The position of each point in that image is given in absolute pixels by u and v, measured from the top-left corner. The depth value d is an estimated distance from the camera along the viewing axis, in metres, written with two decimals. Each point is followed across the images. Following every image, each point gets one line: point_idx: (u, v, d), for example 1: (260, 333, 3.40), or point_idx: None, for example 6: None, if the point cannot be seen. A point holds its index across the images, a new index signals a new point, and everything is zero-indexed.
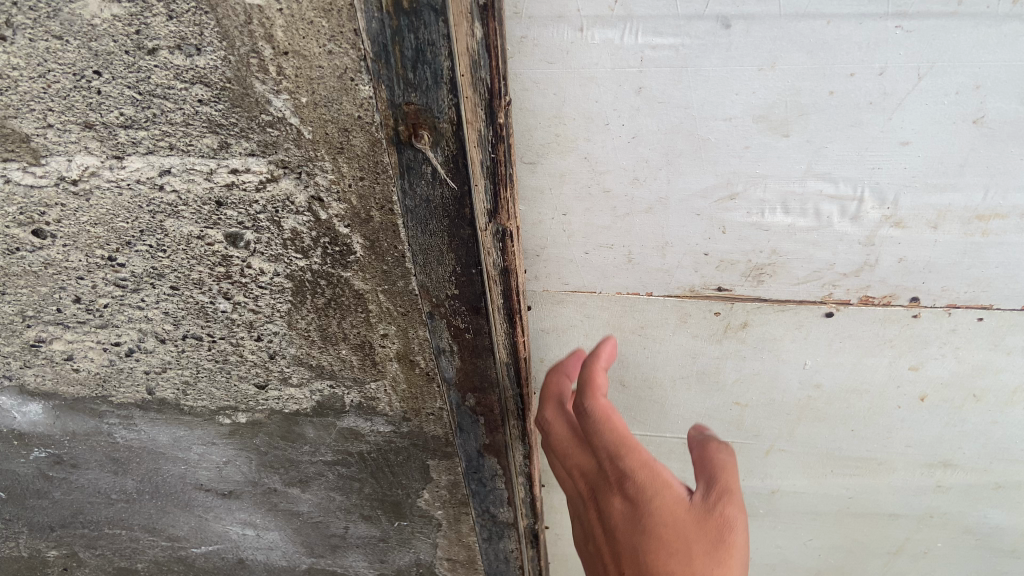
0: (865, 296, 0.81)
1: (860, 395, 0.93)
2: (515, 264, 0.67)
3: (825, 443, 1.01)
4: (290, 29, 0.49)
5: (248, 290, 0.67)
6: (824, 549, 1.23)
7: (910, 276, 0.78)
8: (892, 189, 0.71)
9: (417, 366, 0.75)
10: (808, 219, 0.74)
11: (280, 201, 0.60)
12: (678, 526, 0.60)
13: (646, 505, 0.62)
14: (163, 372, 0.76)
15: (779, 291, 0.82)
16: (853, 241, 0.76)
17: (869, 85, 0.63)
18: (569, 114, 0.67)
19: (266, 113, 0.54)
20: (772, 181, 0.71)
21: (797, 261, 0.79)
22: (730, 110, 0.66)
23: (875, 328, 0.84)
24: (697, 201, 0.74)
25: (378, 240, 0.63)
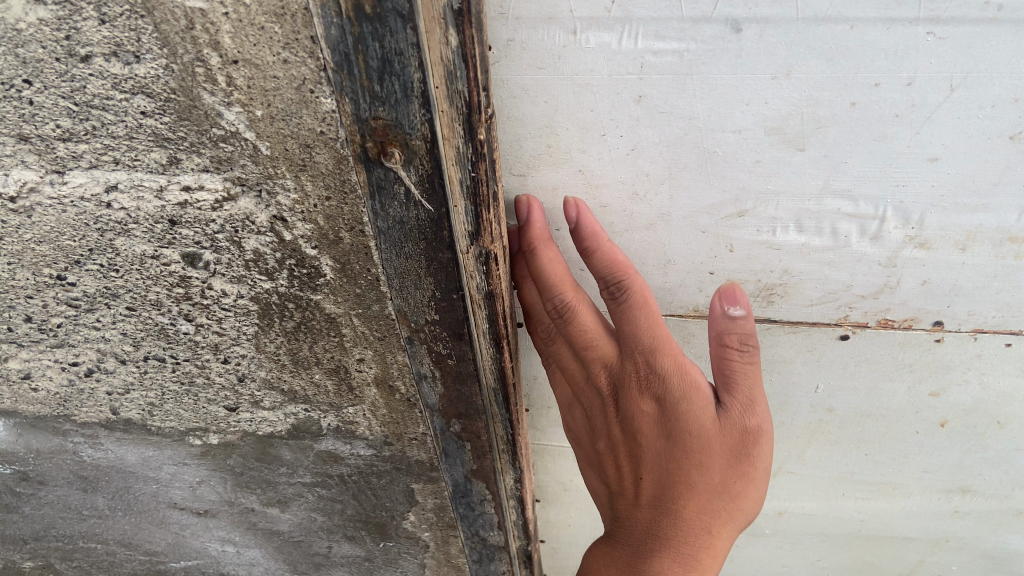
0: (884, 319, 0.75)
1: (874, 419, 0.88)
2: (502, 287, 0.61)
3: (836, 466, 0.96)
4: (238, 36, 0.43)
5: (211, 312, 0.62)
6: (834, 569, 1.18)
7: (934, 299, 0.72)
8: (917, 208, 0.64)
9: (398, 391, 0.70)
10: (824, 238, 0.68)
11: (239, 220, 0.54)
12: (708, 440, 0.74)
13: (676, 413, 0.74)
14: (127, 393, 0.71)
15: (790, 312, 0.77)
16: (873, 262, 0.70)
17: (896, 96, 0.57)
18: (562, 124, 0.61)
19: (217, 127, 0.48)
20: (785, 198, 0.65)
21: (811, 281, 0.73)
22: (740, 121, 0.59)
23: (893, 351, 0.79)
24: (702, 217, 0.68)
25: (349, 262, 0.57)
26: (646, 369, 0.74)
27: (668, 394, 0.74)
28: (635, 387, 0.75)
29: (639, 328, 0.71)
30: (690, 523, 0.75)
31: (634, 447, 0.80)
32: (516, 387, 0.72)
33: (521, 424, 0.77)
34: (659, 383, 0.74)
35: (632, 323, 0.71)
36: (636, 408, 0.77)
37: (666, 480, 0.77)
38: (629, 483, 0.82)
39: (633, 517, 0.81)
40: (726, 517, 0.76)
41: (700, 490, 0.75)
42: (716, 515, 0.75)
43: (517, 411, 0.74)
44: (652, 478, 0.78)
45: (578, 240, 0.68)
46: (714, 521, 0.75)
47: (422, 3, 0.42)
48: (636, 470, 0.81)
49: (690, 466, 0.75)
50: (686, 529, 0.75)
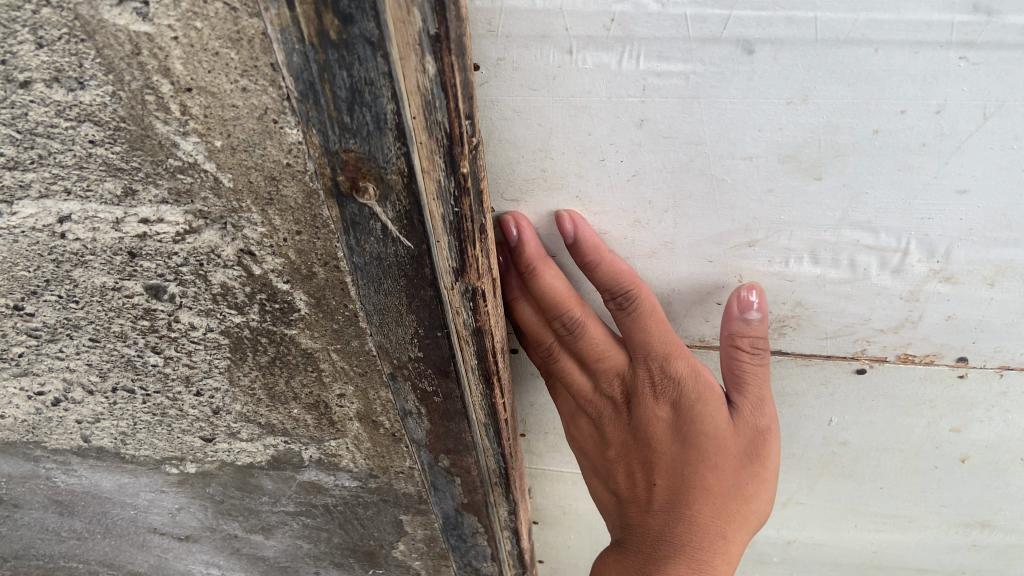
0: (904, 354, 0.70)
1: (890, 453, 0.83)
2: (491, 323, 0.57)
3: (850, 498, 0.91)
4: (191, 62, 0.39)
5: (180, 345, 0.58)
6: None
7: (958, 334, 0.67)
8: (943, 242, 0.59)
9: (382, 426, 0.66)
10: (841, 271, 0.63)
11: (204, 253, 0.50)
12: (722, 440, 0.73)
13: (693, 418, 0.72)
14: (97, 421, 0.67)
15: (802, 344, 0.72)
16: (894, 296, 0.65)
17: (923, 125, 0.51)
18: (558, 148, 0.57)
19: (174, 158, 0.44)
20: (799, 228, 0.60)
21: (827, 313, 0.68)
22: (751, 148, 0.55)
23: (913, 387, 0.74)
24: (709, 247, 0.63)
25: (324, 298, 0.53)
26: (660, 375, 0.71)
27: (686, 398, 0.71)
28: (649, 393, 0.73)
29: (652, 335, 0.68)
30: (705, 528, 0.74)
31: (644, 453, 0.77)
32: (508, 422, 0.67)
33: (515, 458, 0.73)
34: (672, 388, 0.71)
35: (645, 330, 0.67)
36: (648, 412, 0.74)
37: (681, 485, 0.74)
38: (639, 490, 0.79)
39: (644, 525, 0.77)
40: (738, 519, 0.76)
41: (714, 491, 0.74)
42: (730, 516, 0.75)
43: (511, 445, 0.70)
44: (664, 483, 0.76)
45: (579, 255, 0.64)
46: (727, 525, 0.75)
47: (394, 29, 0.38)
48: (646, 477, 0.78)
49: (706, 469, 0.74)
50: (702, 533, 0.74)
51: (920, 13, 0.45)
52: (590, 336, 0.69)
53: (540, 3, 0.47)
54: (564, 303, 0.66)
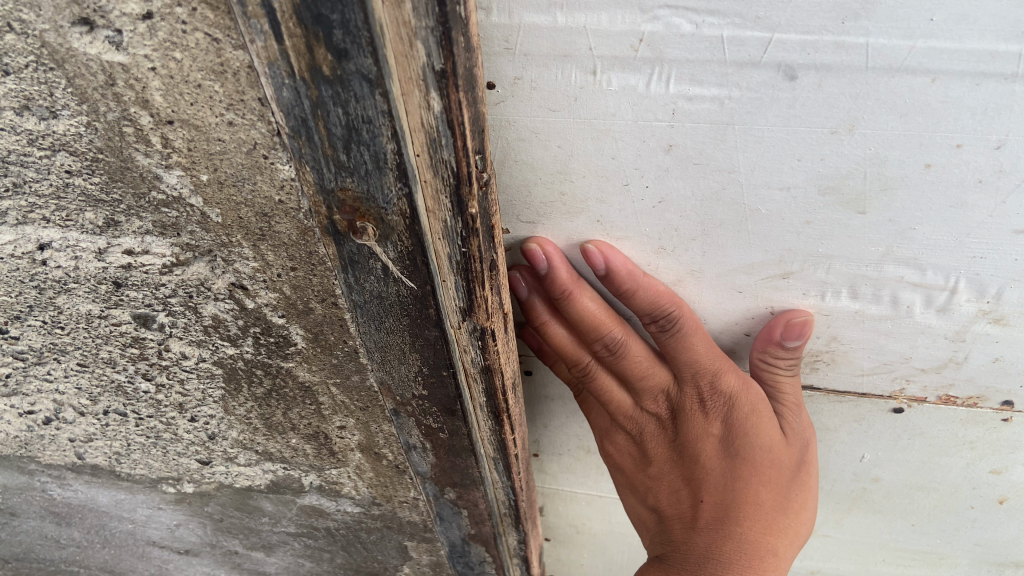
0: (945, 394, 0.66)
1: (925, 491, 0.79)
2: (501, 362, 0.52)
3: (879, 533, 0.88)
4: (171, 94, 0.35)
5: (172, 373, 0.54)
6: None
7: (1006, 377, 0.62)
8: (995, 282, 0.53)
9: (385, 458, 0.62)
10: (882, 307, 0.58)
11: (194, 286, 0.46)
12: (773, 454, 0.68)
13: (743, 433, 0.67)
14: (91, 441, 0.65)
15: (836, 379, 0.68)
16: (939, 335, 0.59)
17: (980, 161, 0.45)
18: (578, 171, 0.52)
19: (157, 191, 0.40)
20: (839, 262, 0.55)
21: (864, 349, 0.63)
22: (788, 179, 0.49)
23: (952, 428, 0.69)
24: (739, 277, 0.58)
25: (322, 333, 0.49)
26: (707, 391, 0.66)
27: (735, 414, 0.67)
28: (696, 409, 0.68)
29: (699, 352, 0.64)
30: (757, 547, 0.68)
31: (690, 469, 0.72)
32: (519, 456, 0.63)
33: (526, 491, 0.69)
34: (720, 404, 0.67)
35: (691, 349, 0.63)
36: (695, 427, 0.70)
37: (729, 502, 0.69)
38: (683, 508, 0.73)
39: (689, 544, 0.71)
40: (789, 535, 0.71)
41: (766, 505, 0.69)
42: (780, 532, 0.70)
43: (522, 479, 0.66)
44: (712, 500, 0.70)
45: (614, 283, 0.59)
46: (778, 541, 0.69)
47: (395, 63, 0.34)
48: (692, 494, 0.72)
49: (758, 484, 0.68)
50: (752, 550, 0.68)
51: (985, 43, 0.39)
52: (632, 355, 0.65)
53: (562, 20, 0.42)
54: (604, 325, 0.62)
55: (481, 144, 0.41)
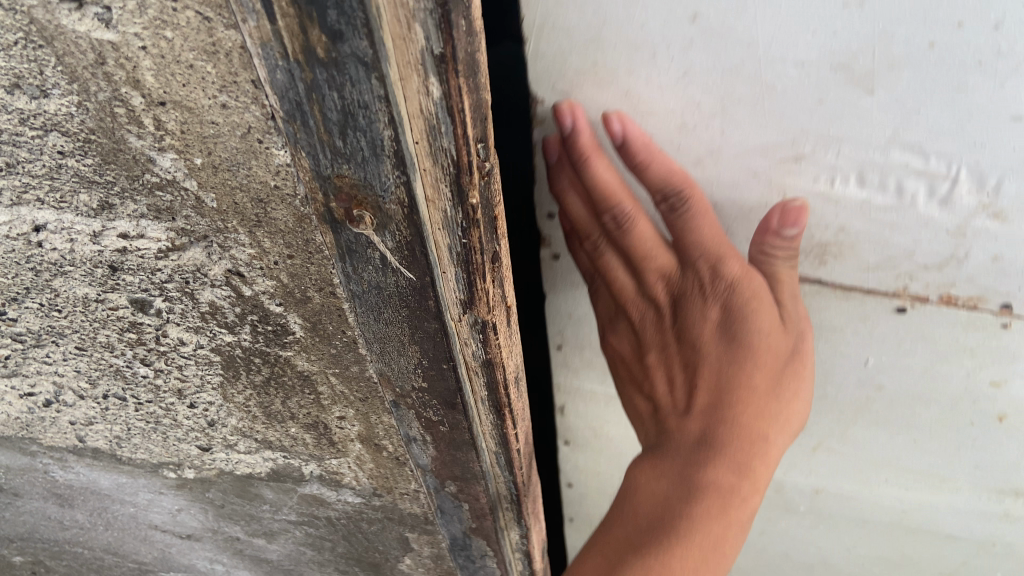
0: (946, 295, 0.59)
1: (925, 402, 0.73)
2: (503, 356, 0.52)
3: (881, 450, 0.83)
4: (163, 74, 0.34)
5: (170, 359, 0.54)
6: (871, 559, 1.08)
7: (1002, 276, 0.56)
8: (993, 173, 0.48)
9: (385, 449, 0.61)
10: (886, 196, 0.52)
11: (190, 271, 0.46)
12: (771, 341, 0.62)
13: (741, 321, 0.62)
14: (91, 424, 0.64)
15: (843, 273, 0.61)
16: (938, 229, 0.54)
17: (979, 41, 0.41)
18: (607, 41, 0.46)
19: (150, 174, 0.39)
20: (851, 147, 0.49)
21: (869, 241, 0.56)
22: (805, 54, 0.44)
23: (953, 332, 0.63)
24: (755, 159, 0.52)
25: (321, 322, 0.48)
26: (708, 275, 0.61)
27: (736, 299, 0.61)
28: (697, 294, 0.63)
29: (705, 234, 0.58)
30: (745, 439, 0.64)
31: (688, 355, 0.67)
32: (523, 451, 0.63)
33: (529, 485, 0.68)
34: (722, 290, 0.61)
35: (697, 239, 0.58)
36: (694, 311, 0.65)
37: (724, 388, 0.64)
38: (679, 390, 0.68)
39: (683, 431, 0.66)
40: (780, 423, 0.66)
41: (760, 394, 0.64)
42: (772, 419, 0.65)
43: (524, 473, 0.65)
44: (707, 388, 0.65)
45: (626, 158, 0.53)
46: (769, 428, 0.65)
47: (393, 46, 0.33)
48: (688, 379, 0.67)
49: (753, 374, 0.63)
50: (744, 442, 0.64)
51: None
52: (640, 235, 0.61)
53: None
54: (613, 195, 0.57)
55: (483, 133, 0.40)
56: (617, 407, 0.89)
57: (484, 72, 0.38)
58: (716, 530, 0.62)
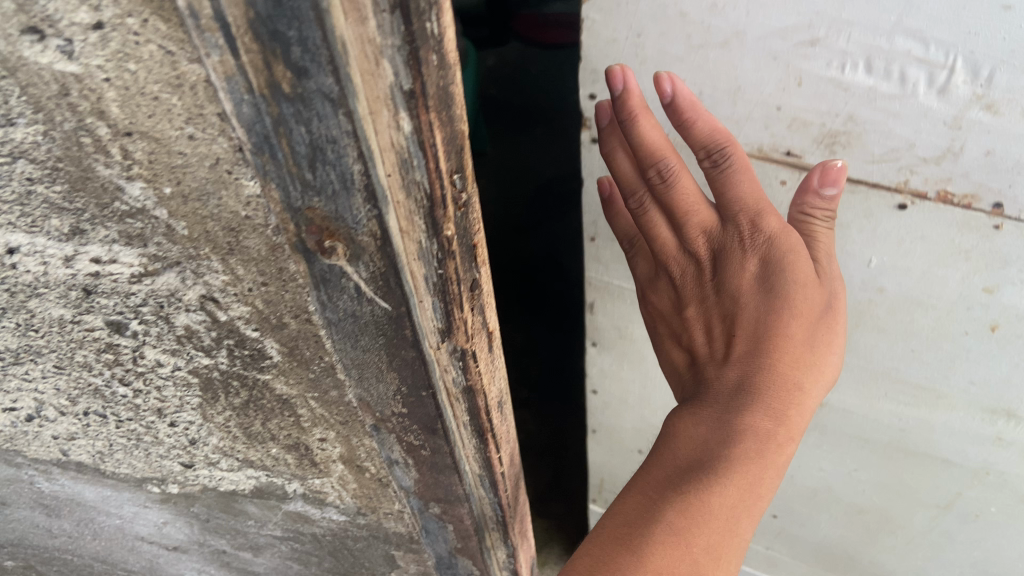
0: (944, 193, 0.55)
1: (925, 308, 0.67)
2: (482, 382, 0.51)
3: (881, 359, 0.75)
4: (129, 105, 0.34)
5: (148, 379, 0.53)
6: (870, 485, 0.98)
7: (1001, 177, 0.52)
8: (990, 61, 0.46)
9: (368, 471, 0.61)
10: (891, 85, 0.49)
11: (164, 296, 0.45)
12: (810, 292, 0.59)
13: (779, 270, 0.59)
14: (74, 439, 0.64)
15: (846, 169, 0.57)
16: (937, 122, 0.50)
17: None
18: None
19: (120, 202, 0.39)
20: (860, 29, 0.47)
21: (873, 134, 0.53)
22: None
23: (947, 230, 0.58)
24: (769, 40, 0.49)
25: (298, 347, 0.48)
26: (748, 229, 0.59)
27: (776, 248, 0.58)
28: (736, 245, 0.61)
29: (746, 189, 0.57)
30: (781, 388, 0.60)
31: (726, 309, 0.64)
32: (507, 474, 0.62)
33: (515, 507, 0.67)
34: (762, 243, 0.59)
35: (737, 189, 0.57)
36: (732, 262, 0.62)
37: (761, 337, 0.60)
38: (716, 342, 0.65)
39: (719, 383, 0.62)
40: (816, 374, 0.62)
41: (797, 342, 0.60)
42: (808, 367, 0.61)
43: (509, 495, 0.64)
44: (744, 338, 0.62)
45: (677, 117, 0.55)
46: (805, 378, 0.61)
47: (361, 82, 0.32)
48: (725, 331, 0.64)
49: (791, 324, 0.60)
50: (779, 394, 0.60)
51: None
52: (681, 192, 0.59)
53: None
54: (660, 152, 0.57)
55: (458, 164, 0.39)
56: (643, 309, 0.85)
57: (457, 104, 0.37)
58: (752, 479, 0.58)
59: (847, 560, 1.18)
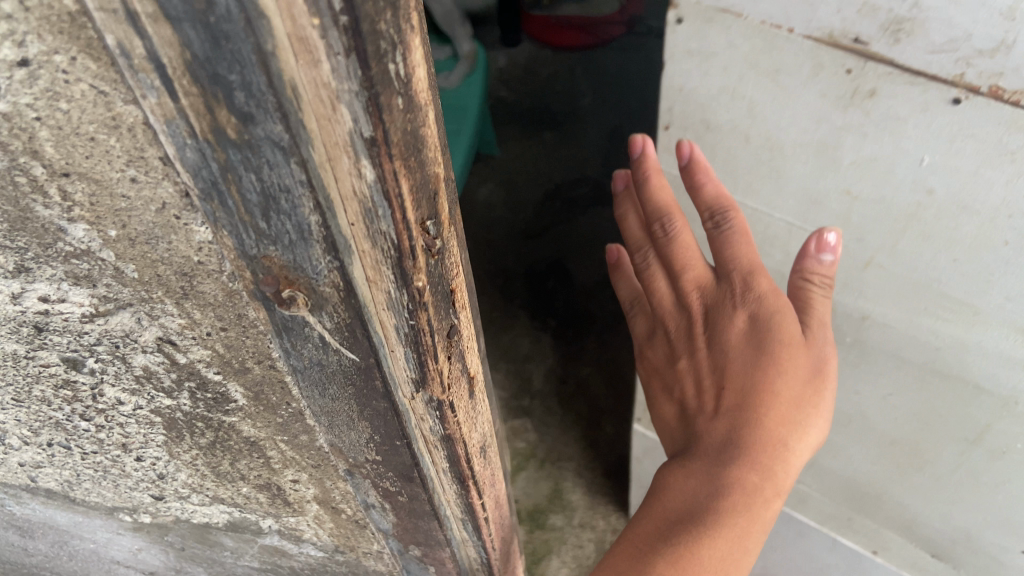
0: (996, 89, 0.50)
1: (980, 209, 0.57)
2: (462, 432, 0.47)
3: (917, 267, 0.65)
4: (63, 145, 0.31)
5: (110, 415, 0.50)
6: (881, 436, 0.85)
7: None
8: None
9: (344, 512, 0.58)
10: None
11: (119, 336, 0.42)
12: (793, 352, 0.68)
13: (765, 330, 0.69)
14: (40, 467, 0.61)
15: (909, 58, 0.52)
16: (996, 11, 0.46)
17: None
18: None
19: (64, 243, 0.36)
20: None
21: (937, 21, 0.49)
22: None
23: (1000, 128, 0.51)
24: None
25: (263, 392, 0.45)
26: (740, 289, 0.70)
27: (763, 312, 0.69)
28: (727, 305, 0.71)
29: (741, 252, 0.70)
30: (768, 439, 0.68)
31: (716, 362, 0.73)
32: (490, 518, 0.58)
33: (500, 550, 0.64)
34: (753, 303, 0.70)
35: (733, 252, 0.70)
36: (723, 319, 0.72)
37: (749, 392, 0.69)
38: (706, 396, 0.74)
39: (708, 432, 0.71)
40: (799, 433, 0.70)
41: (781, 400, 0.69)
42: (794, 426, 0.70)
43: (494, 537, 0.61)
44: (734, 390, 0.70)
45: (690, 179, 0.70)
46: (789, 433, 0.69)
47: (316, 126, 0.29)
48: (715, 383, 0.73)
49: (777, 380, 0.68)
50: (766, 447, 0.68)
51: None
52: (681, 250, 0.74)
53: None
54: (666, 211, 0.74)
55: (431, 210, 0.36)
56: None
57: (426, 146, 0.34)
58: (738, 527, 0.65)
59: (873, 501, 0.95)
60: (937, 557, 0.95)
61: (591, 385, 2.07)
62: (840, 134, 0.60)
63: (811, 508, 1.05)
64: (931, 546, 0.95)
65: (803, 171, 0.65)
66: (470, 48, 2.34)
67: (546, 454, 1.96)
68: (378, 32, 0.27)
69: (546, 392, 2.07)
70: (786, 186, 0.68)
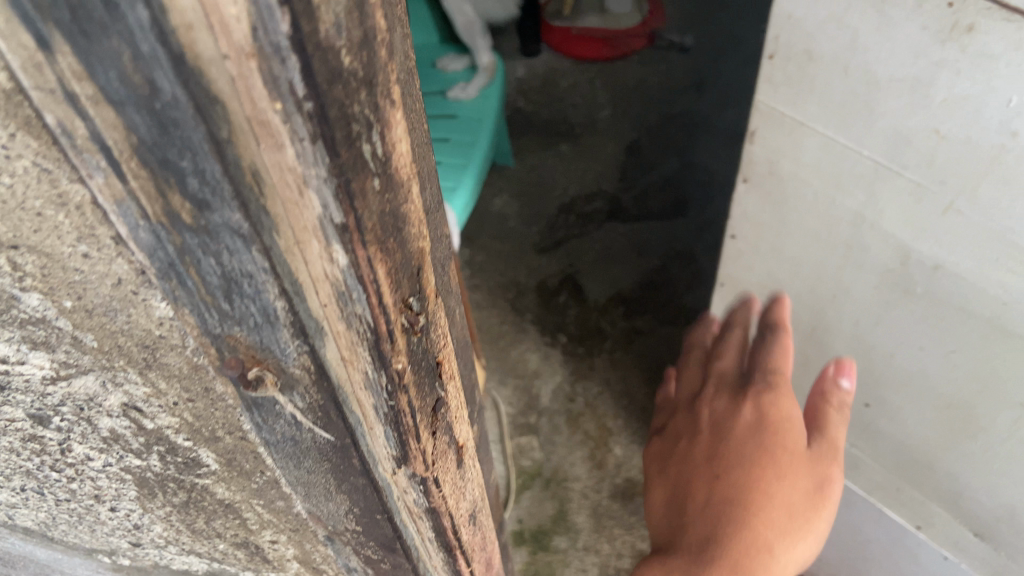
0: None
1: None
2: (448, 504, 0.44)
3: (999, 219, 0.60)
4: (9, 218, 0.28)
5: (80, 469, 0.48)
6: (940, 409, 0.81)
7: None
8: None
9: (326, 571, 0.55)
10: None
11: (83, 399, 0.40)
12: (790, 464, 0.82)
13: (765, 434, 0.84)
14: (16, 507, 0.59)
15: None
16: None
17: None
18: None
19: (17, 310, 0.33)
20: None
21: None
22: None
23: None
24: None
25: (235, 460, 0.42)
26: (756, 392, 0.88)
27: (767, 416, 0.85)
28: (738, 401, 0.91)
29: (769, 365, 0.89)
30: (749, 538, 0.78)
31: (716, 453, 0.86)
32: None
33: None
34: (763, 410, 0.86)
35: (764, 364, 0.89)
36: (732, 416, 0.88)
37: (742, 489, 0.81)
38: (700, 490, 0.84)
39: (694, 522, 0.82)
40: (788, 547, 0.80)
41: (772, 506, 0.79)
42: (779, 534, 0.79)
43: None
44: (725, 483, 0.82)
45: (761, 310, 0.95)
46: (776, 542, 0.79)
47: (280, 212, 0.26)
48: (711, 477, 0.84)
49: (770, 480, 0.81)
50: (746, 546, 0.77)
51: None
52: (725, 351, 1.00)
53: None
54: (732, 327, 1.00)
55: (415, 287, 0.33)
56: (801, 142, 0.73)
57: (409, 222, 0.31)
58: None
59: (923, 469, 0.90)
60: (978, 536, 0.89)
61: (601, 404, 2.11)
62: (938, 68, 0.57)
63: (861, 477, 1.01)
64: (973, 523, 0.89)
65: (894, 106, 0.62)
66: (490, 59, 2.31)
67: (552, 472, 1.98)
68: (347, 117, 0.25)
69: (555, 409, 2.12)
70: (875, 120, 0.64)
